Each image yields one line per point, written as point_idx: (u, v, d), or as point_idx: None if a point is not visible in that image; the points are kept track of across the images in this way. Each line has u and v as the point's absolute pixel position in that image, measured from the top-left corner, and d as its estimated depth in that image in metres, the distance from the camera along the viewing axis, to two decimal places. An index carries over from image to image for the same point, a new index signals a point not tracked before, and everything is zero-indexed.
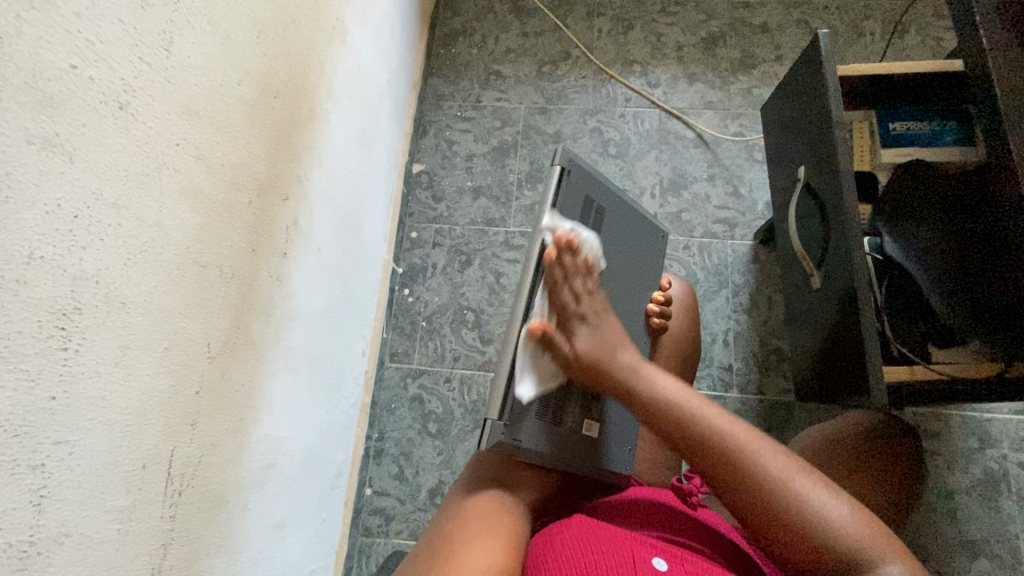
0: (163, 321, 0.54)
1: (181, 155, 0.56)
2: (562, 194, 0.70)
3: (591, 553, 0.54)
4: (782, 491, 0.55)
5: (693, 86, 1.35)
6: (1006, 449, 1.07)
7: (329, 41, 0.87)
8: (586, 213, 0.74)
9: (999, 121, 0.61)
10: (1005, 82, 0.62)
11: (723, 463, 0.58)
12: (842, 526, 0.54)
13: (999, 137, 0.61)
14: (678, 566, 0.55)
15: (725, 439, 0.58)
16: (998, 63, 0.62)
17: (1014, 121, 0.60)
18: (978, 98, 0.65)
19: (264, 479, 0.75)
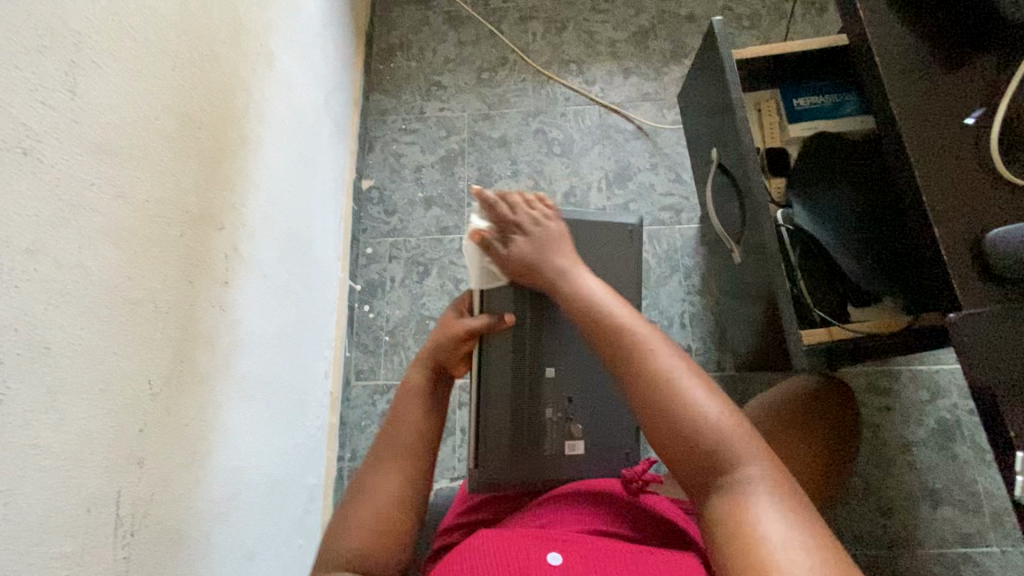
0: (95, 364, 0.54)
1: (99, 194, 0.56)
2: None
3: (486, 555, 0.53)
4: (674, 391, 0.52)
5: (629, 80, 1.39)
6: (956, 397, 1.11)
7: (253, 68, 0.87)
8: None
9: (881, 93, 0.65)
10: (882, 52, 0.66)
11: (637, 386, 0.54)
12: (705, 416, 0.51)
13: (882, 104, 0.65)
14: (583, 558, 0.53)
15: (642, 357, 0.55)
16: (875, 35, 0.66)
17: (894, 89, 0.64)
18: (862, 69, 0.68)
19: (227, 509, 0.74)
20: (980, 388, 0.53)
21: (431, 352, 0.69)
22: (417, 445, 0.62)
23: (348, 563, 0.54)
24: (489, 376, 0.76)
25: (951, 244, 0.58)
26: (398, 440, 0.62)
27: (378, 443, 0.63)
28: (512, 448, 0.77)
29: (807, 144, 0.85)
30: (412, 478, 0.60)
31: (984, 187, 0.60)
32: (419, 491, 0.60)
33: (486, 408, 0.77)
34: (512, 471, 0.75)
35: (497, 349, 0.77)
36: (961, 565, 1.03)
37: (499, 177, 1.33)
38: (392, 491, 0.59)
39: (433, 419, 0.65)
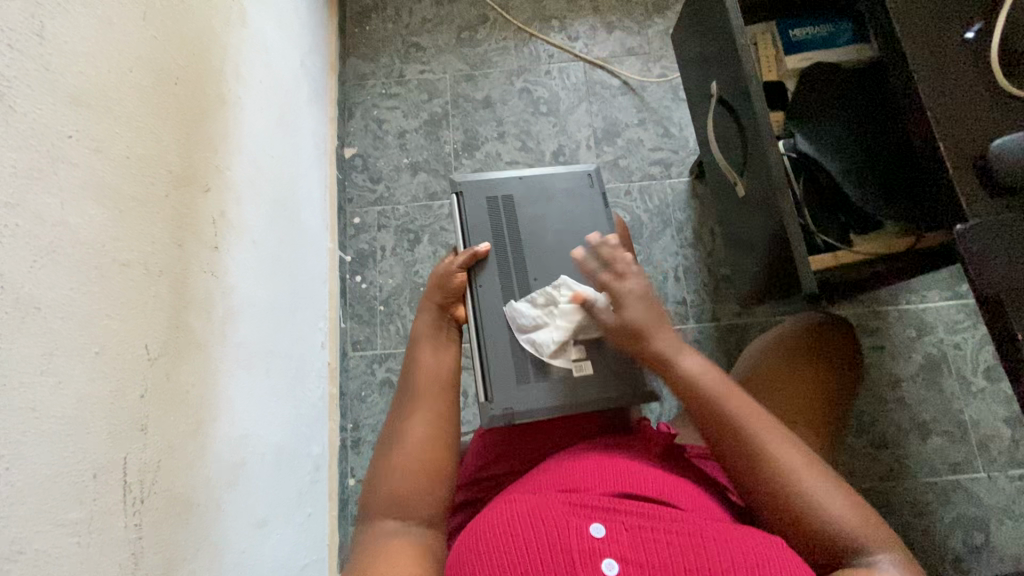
0: (89, 326, 0.52)
1: (77, 147, 0.52)
2: (464, 218, 0.82)
3: (523, 529, 0.53)
4: (762, 448, 0.58)
5: (613, 34, 1.36)
6: (941, 333, 1.15)
7: (227, 25, 0.83)
8: (492, 211, 0.83)
9: (881, 13, 0.65)
10: None
11: (755, 471, 0.57)
12: (790, 468, 0.57)
13: (884, 23, 0.65)
14: (618, 526, 0.54)
15: (754, 437, 0.58)
16: None
17: (893, 7, 0.64)
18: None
19: (234, 478, 0.73)
20: (986, 296, 0.54)
21: (432, 297, 0.75)
22: (435, 390, 0.65)
23: (391, 512, 0.58)
24: (483, 310, 0.77)
25: (955, 159, 0.59)
26: (417, 390, 0.66)
27: (400, 398, 0.66)
28: (515, 375, 0.76)
29: (804, 75, 0.84)
30: (435, 425, 0.63)
31: (985, 101, 0.60)
32: (446, 431, 0.63)
33: (485, 340, 0.77)
34: (523, 400, 0.75)
35: (488, 283, 0.78)
36: (951, 491, 1.07)
37: (486, 140, 1.30)
38: (420, 436, 0.62)
39: (444, 363, 0.68)
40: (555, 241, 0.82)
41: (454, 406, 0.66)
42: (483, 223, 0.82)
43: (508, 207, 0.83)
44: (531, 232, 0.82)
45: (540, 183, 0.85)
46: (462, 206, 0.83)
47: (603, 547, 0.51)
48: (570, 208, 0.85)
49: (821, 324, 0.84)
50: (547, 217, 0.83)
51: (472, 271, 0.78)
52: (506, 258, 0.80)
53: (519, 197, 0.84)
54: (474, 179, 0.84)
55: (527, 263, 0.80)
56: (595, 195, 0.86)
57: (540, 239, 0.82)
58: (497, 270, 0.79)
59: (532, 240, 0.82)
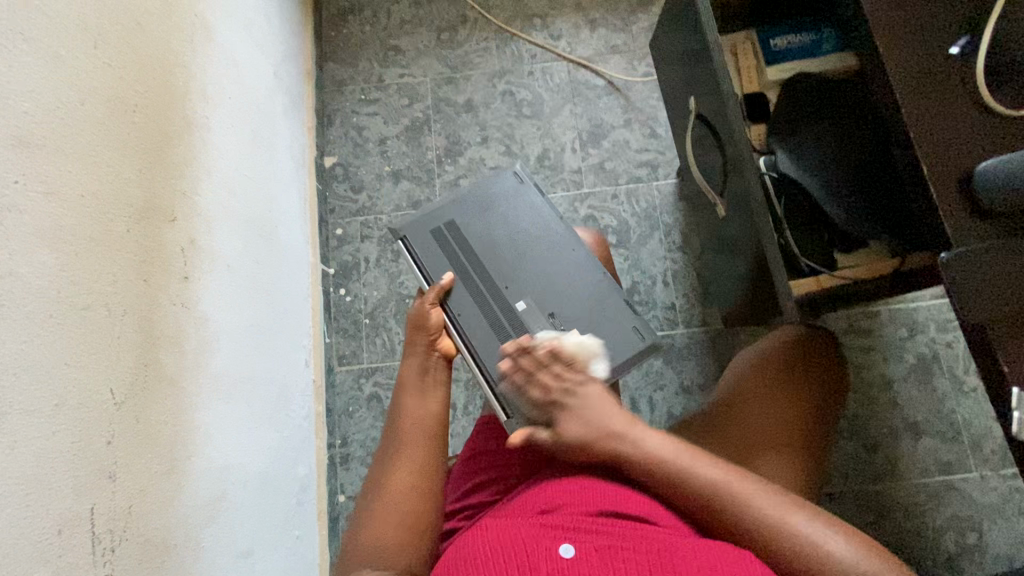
0: (46, 378, 0.50)
1: (25, 192, 0.50)
2: (418, 260, 0.78)
3: (492, 552, 0.51)
4: (664, 469, 0.60)
5: (596, 32, 1.33)
6: (933, 332, 1.13)
7: (189, 43, 0.79)
8: (441, 241, 0.79)
9: (864, 27, 0.62)
10: None
11: (757, 536, 0.56)
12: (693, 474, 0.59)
13: (867, 36, 0.62)
14: (590, 546, 0.52)
15: (730, 496, 0.57)
16: None
17: (875, 20, 0.61)
18: None
19: (214, 511, 0.72)
20: (972, 327, 0.53)
21: (414, 340, 0.72)
22: (421, 436, 0.65)
23: (369, 563, 0.55)
24: (470, 334, 0.73)
25: (938, 179, 0.57)
26: (403, 435, 0.65)
27: (384, 444, 0.65)
28: None
29: (787, 87, 0.82)
30: (418, 470, 0.62)
31: (968, 120, 0.58)
32: (433, 477, 0.63)
33: (483, 360, 0.72)
34: None
35: (467, 307, 0.74)
36: (943, 491, 1.07)
37: (469, 145, 1.27)
38: (403, 483, 0.61)
39: (431, 406, 0.67)
40: (513, 245, 0.78)
41: (438, 449, 0.65)
42: (439, 259, 0.77)
43: (455, 232, 0.79)
44: (485, 243, 0.78)
45: (475, 197, 0.81)
46: (409, 246, 0.78)
47: (572, 566, 0.49)
48: (514, 211, 0.81)
49: (810, 335, 0.82)
50: (495, 226, 0.79)
51: (444, 302, 0.75)
52: (473, 280, 0.76)
53: (460, 217, 0.80)
54: (411, 218, 0.79)
55: (496, 275, 0.76)
56: (530, 189, 0.83)
57: (490, 245, 0.78)
58: (470, 290, 0.75)
59: (491, 249, 0.77)
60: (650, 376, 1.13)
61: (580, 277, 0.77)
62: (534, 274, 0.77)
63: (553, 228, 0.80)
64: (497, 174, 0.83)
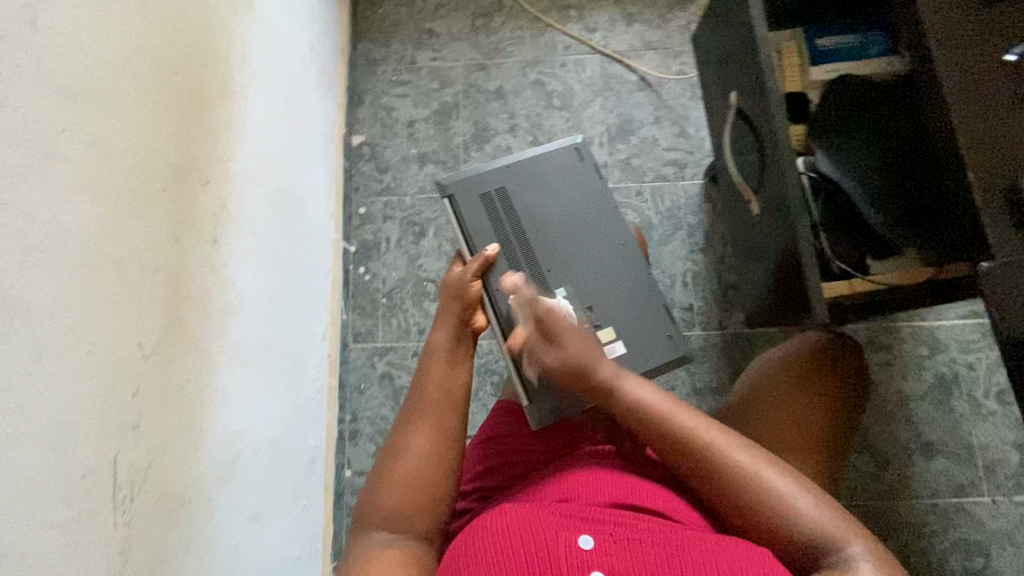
0: (79, 325, 0.51)
1: (71, 142, 0.51)
2: (462, 224, 0.77)
3: (514, 538, 0.52)
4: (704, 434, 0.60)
5: (632, 27, 1.32)
6: (954, 353, 1.12)
7: (232, 10, 0.80)
8: (490, 209, 0.77)
9: (921, 33, 0.64)
10: None
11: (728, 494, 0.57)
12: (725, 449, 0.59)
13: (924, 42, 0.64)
14: (608, 540, 0.53)
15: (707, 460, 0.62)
16: None
17: (934, 27, 0.63)
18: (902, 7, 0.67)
19: (227, 473, 0.73)
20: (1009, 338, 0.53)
21: (449, 309, 0.71)
22: (443, 405, 0.64)
23: (386, 524, 0.57)
24: (505, 314, 0.74)
25: (985, 185, 0.58)
26: (427, 403, 0.64)
27: (407, 407, 0.65)
28: None
29: (831, 86, 0.82)
30: (438, 440, 0.62)
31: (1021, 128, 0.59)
32: (451, 447, 0.62)
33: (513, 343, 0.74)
34: (564, 396, 0.72)
35: (507, 287, 0.74)
36: (952, 513, 1.06)
37: (496, 132, 1.27)
38: (423, 450, 0.61)
39: (457, 377, 0.66)
40: (562, 227, 0.79)
41: (460, 422, 0.64)
42: (484, 227, 0.77)
43: (504, 201, 0.78)
44: (534, 221, 0.78)
45: (530, 168, 0.80)
46: (456, 208, 0.77)
47: (593, 561, 0.50)
48: (567, 190, 0.81)
49: (831, 342, 0.81)
50: (546, 203, 0.79)
51: (486, 275, 0.74)
52: (518, 257, 0.76)
53: (511, 187, 0.79)
54: (461, 178, 0.78)
55: (541, 258, 0.77)
56: (588, 168, 0.83)
57: (539, 224, 0.78)
58: (511, 268, 0.75)
59: (541, 228, 0.78)
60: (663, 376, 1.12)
61: (620, 271, 0.79)
62: (575, 263, 0.78)
63: (602, 216, 0.81)
64: (557, 149, 0.82)
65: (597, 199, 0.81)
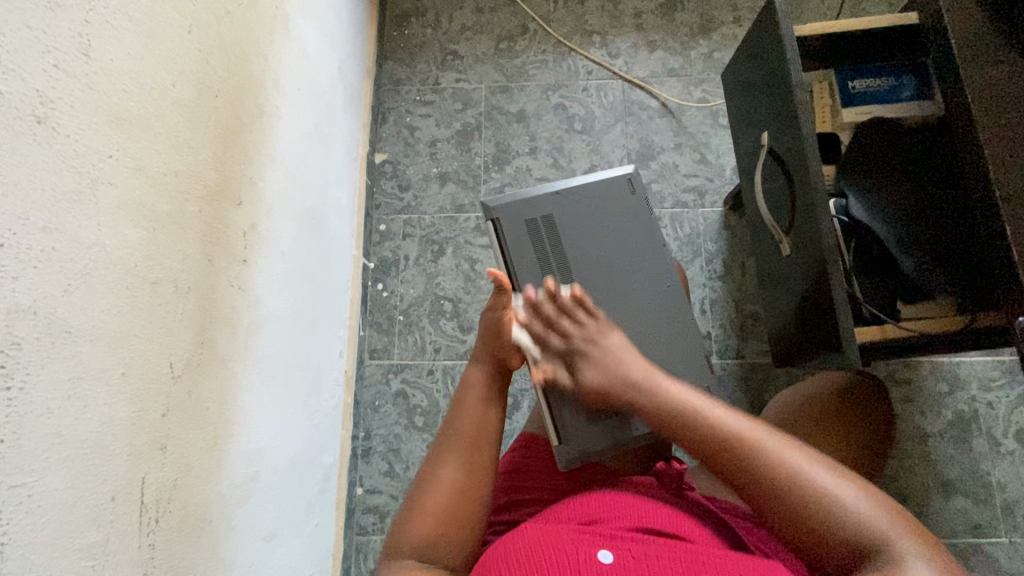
0: (115, 348, 0.51)
1: (116, 167, 0.52)
2: (504, 247, 0.77)
3: (534, 552, 0.52)
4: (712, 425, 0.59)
5: (654, 54, 1.33)
6: (974, 390, 1.10)
7: (269, 33, 0.82)
8: (534, 237, 0.78)
9: (958, 85, 0.66)
10: (962, 43, 0.67)
11: (741, 468, 0.56)
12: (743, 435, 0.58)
13: (959, 95, 0.66)
14: (628, 556, 0.52)
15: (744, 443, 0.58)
16: (954, 25, 0.68)
17: (972, 79, 0.65)
18: (938, 59, 0.70)
19: (245, 492, 0.73)
20: None
21: (487, 346, 0.71)
22: (476, 441, 0.64)
23: (415, 555, 0.57)
24: None
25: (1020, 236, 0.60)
26: (459, 434, 0.65)
27: (439, 437, 0.66)
28: (586, 414, 0.73)
29: (862, 128, 0.81)
30: (470, 472, 0.62)
31: None
32: (482, 480, 0.62)
33: (548, 381, 0.73)
34: (594, 441, 0.72)
35: None
36: (971, 555, 1.04)
37: (517, 154, 1.28)
38: (454, 481, 0.61)
39: (490, 415, 0.67)
40: (603, 261, 0.79)
41: (491, 456, 0.64)
42: (525, 253, 0.77)
43: (549, 228, 0.78)
44: (576, 253, 0.78)
45: (578, 197, 0.80)
46: (501, 232, 0.77)
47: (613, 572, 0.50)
48: (613, 223, 0.81)
49: (854, 382, 0.80)
50: (591, 235, 0.80)
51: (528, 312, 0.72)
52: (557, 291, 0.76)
53: (559, 216, 0.79)
54: (508, 201, 0.78)
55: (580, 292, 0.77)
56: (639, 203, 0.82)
57: (585, 258, 0.78)
58: None
59: (581, 262, 0.78)
60: None
61: (658, 311, 0.79)
62: (613, 298, 0.78)
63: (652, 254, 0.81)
64: (610, 181, 0.82)
65: (643, 233, 0.81)
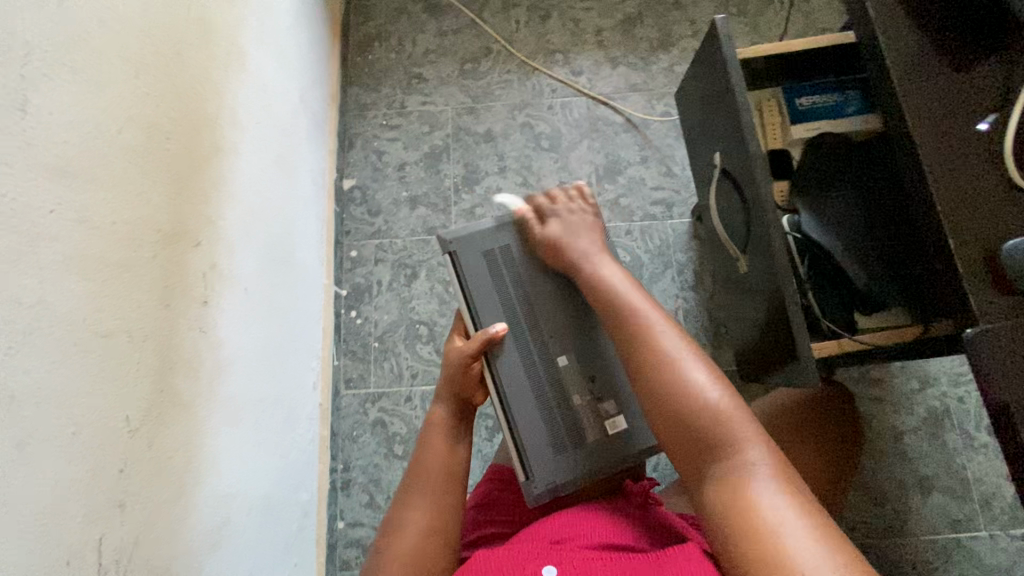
0: (65, 406, 0.50)
1: (59, 221, 0.51)
2: (463, 282, 0.75)
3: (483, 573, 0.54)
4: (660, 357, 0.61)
5: (617, 70, 1.35)
6: (944, 386, 1.12)
7: (223, 69, 0.81)
8: (493, 270, 0.76)
9: (895, 106, 0.68)
10: (896, 65, 0.69)
11: (670, 402, 0.59)
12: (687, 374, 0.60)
13: (897, 116, 0.68)
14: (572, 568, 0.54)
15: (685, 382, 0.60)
16: (886, 47, 0.69)
17: (908, 100, 0.67)
18: (874, 80, 0.72)
19: (216, 539, 0.71)
20: (996, 405, 0.56)
21: (449, 387, 0.71)
22: (444, 482, 0.64)
23: None
24: (506, 389, 0.73)
25: (963, 251, 0.62)
26: (426, 477, 0.64)
27: (407, 481, 0.65)
28: (552, 447, 0.72)
29: (811, 147, 0.85)
30: (438, 514, 0.62)
31: (995, 195, 0.63)
32: (451, 522, 0.62)
33: (513, 418, 0.73)
34: (563, 474, 0.71)
35: (508, 359, 0.73)
36: (952, 550, 1.05)
37: (486, 174, 1.29)
38: (422, 525, 0.61)
39: (457, 453, 0.67)
40: (566, 288, 0.76)
41: (460, 496, 0.64)
42: (485, 287, 0.75)
43: (508, 259, 0.76)
44: (538, 282, 0.76)
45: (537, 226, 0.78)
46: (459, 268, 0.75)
47: None
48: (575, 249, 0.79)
49: (821, 395, 0.81)
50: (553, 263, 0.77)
51: (489, 353, 0.72)
52: (519, 325, 0.75)
53: (519, 245, 0.77)
54: (465, 234, 0.76)
55: (543, 323, 0.75)
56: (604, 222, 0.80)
57: (546, 286, 0.76)
58: (514, 339, 0.74)
59: (544, 291, 0.76)
60: None
61: None
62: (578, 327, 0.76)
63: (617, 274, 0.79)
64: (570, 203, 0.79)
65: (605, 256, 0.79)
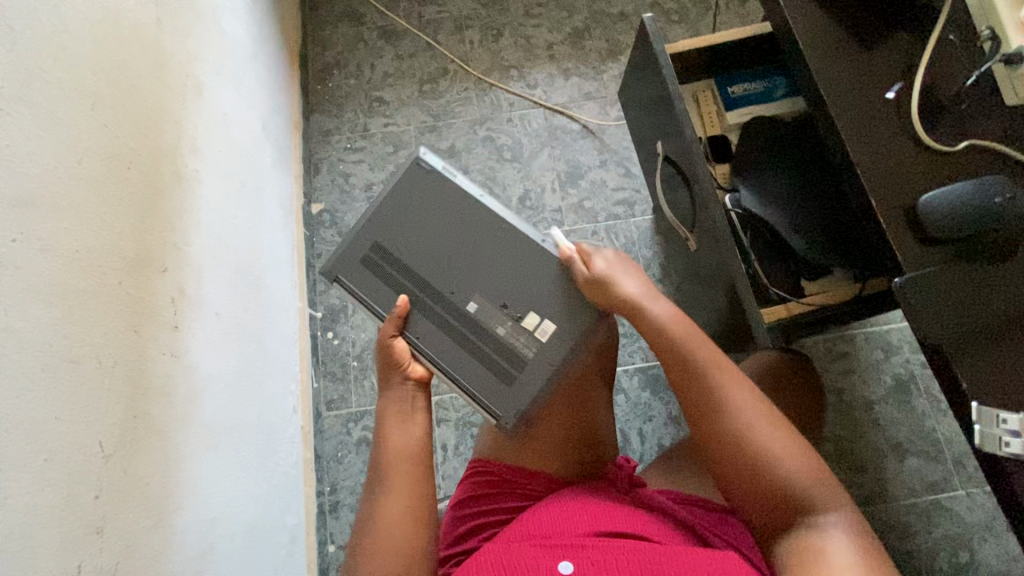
0: (36, 431, 0.50)
1: (22, 250, 0.52)
2: (357, 295, 0.77)
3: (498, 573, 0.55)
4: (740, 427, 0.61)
5: (570, 80, 1.41)
6: (907, 353, 1.17)
7: (181, 100, 0.83)
8: (379, 270, 0.77)
9: (812, 86, 0.74)
10: (808, 49, 0.74)
11: (752, 474, 0.60)
12: (766, 444, 0.60)
13: (816, 94, 0.73)
14: (586, 560, 0.55)
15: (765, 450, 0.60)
16: (799, 33, 0.75)
17: (823, 80, 0.73)
18: (793, 65, 0.77)
19: (201, 566, 0.70)
20: (931, 345, 0.61)
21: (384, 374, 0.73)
22: (405, 467, 0.65)
23: None
24: (433, 354, 0.73)
25: (886, 211, 0.66)
26: (388, 466, 0.66)
27: (371, 473, 0.67)
28: (498, 379, 0.72)
29: (746, 130, 0.90)
30: (405, 500, 0.63)
31: (911, 155, 0.68)
32: (419, 504, 0.64)
33: (454, 377, 0.73)
34: (518, 393, 0.71)
35: (426, 329, 0.74)
36: (932, 511, 1.08)
37: None
38: (392, 513, 0.62)
39: (412, 434, 0.68)
40: (450, 244, 0.76)
41: (425, 478, 0.66)
42: (383, 290, 0.76)
43: (386, 254, 0.77)
44: (417, 255, 0.76)
45: (389, 205, 0.78)
46: (350, 286, 0.77)
47: None
48: (439, 205, 0.77)
49: (785, 362, 0.84)
50: (425, 230, 0.77)
51: (404, 329, 0.74)
52: (428, 296, 0.75)
53: (384, 234, 0.77)
54: (335, 256, 0.78)
55: (446, 282, 0.75)
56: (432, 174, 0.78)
57: (425, 257, 0.76)
58: (422, 311, 0.75)
59: (433, 256, 0.76)
60: (640, 408, 1.13)
61: (528, 257, 0.74)
62: (487, 266, 0.75)
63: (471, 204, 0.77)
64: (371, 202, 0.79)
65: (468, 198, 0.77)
